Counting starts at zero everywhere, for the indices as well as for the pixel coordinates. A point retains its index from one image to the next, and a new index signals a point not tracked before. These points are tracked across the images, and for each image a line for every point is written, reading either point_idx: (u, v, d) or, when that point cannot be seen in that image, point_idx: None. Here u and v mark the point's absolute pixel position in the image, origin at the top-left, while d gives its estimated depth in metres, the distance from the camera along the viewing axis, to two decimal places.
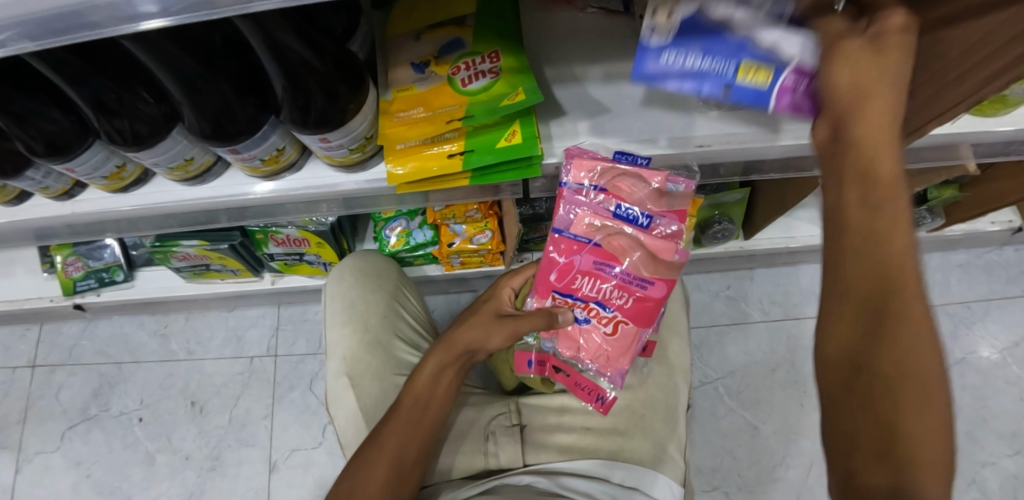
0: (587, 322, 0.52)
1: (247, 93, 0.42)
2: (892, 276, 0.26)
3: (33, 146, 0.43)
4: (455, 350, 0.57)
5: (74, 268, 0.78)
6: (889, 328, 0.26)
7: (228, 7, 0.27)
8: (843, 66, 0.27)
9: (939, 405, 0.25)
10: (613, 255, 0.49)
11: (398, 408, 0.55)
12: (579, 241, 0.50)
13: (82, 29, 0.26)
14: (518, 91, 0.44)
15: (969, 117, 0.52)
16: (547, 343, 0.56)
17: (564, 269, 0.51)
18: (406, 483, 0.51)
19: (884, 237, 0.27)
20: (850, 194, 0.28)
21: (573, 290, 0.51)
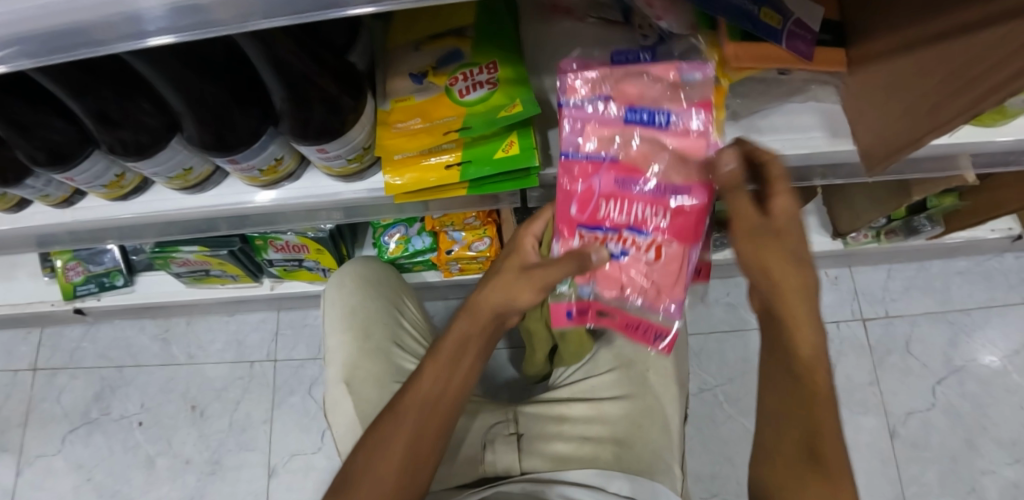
0: (626, 254, 0.45)
1: (249, 104, 0.42)
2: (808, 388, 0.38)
3: (35, 156, 0.43)
4: (480, 316, 0.49)
5: (75, 272, 0.77)
6: (816, 419, 0.37)
7: (226, 26, 0.27)
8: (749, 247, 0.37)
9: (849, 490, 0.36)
10: (635, 167, 0.43)
11: (414, 388, 0.48)
12: (593, 162, 0.44)
13: (84, 45, 0.26)
14: (516, 103, 0.44)
15: (970, 127, 0.52)
16: (584, 288, 0.47)
17: (582, 198, 0.44)
18: (421, 471, 0.46)
19: (813, 382, 0.37)
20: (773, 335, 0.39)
21: (599, 218, 0.45)
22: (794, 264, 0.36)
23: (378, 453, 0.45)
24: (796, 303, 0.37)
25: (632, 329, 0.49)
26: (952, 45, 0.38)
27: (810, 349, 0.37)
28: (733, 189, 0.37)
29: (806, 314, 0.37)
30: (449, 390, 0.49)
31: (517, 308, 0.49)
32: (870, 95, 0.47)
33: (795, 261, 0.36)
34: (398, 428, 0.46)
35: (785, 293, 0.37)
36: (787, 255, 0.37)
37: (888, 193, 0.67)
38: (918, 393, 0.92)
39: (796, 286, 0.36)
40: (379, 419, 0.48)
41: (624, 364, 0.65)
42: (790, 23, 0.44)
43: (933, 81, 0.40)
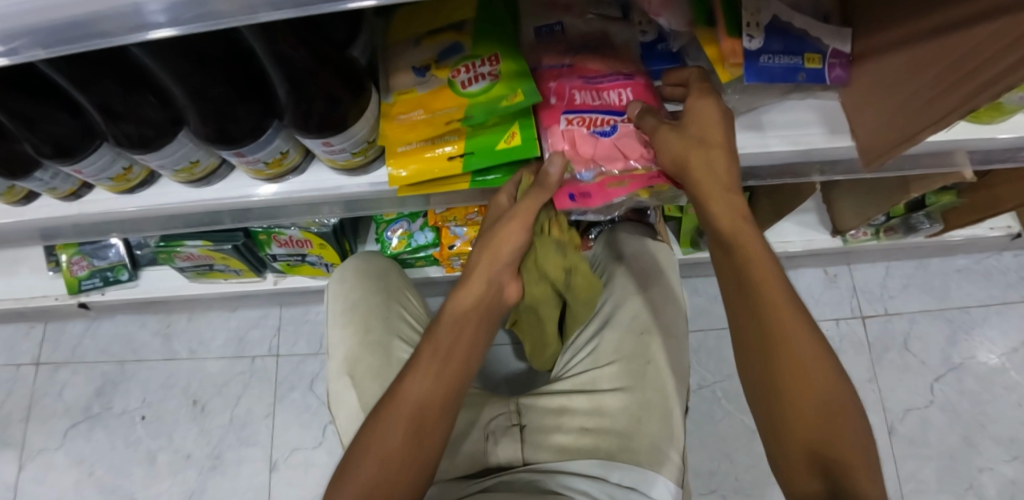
0: (617, 129, 0.48)
1: (250, 99, 0.43)
2: (798, 371, 0.39)
3: (41, 148, 0.44)
4: (475, 281, 0.51)
5: (80, 267, 0.78)
6: (794, 365, 0.39)
7: (234, 18, 0.28)
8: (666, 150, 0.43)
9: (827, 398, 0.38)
10: (589, 67, 0.50)
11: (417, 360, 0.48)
12: (556, 70, 0.50)
13: (92, 38, 0.27)
14: (518, 92, 0.45)
15: (966, 124, 0.52)
16: (584, 173, 0.49)
17: (557, 94, 0.49)
18: (429, 440, 0.45)
19: (771, 303, 0.39)
20: (755, 318, 0.40)
21: (578, 105, 0.49)
22: (706, 149, 0.41)
23: (385, 416, 0.45)
24: (767, 277, 0.40)
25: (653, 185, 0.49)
26: (948, 40, 0.39)
27: (799, 333, 0.39)
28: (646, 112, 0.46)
29: (782, 291, 0.40)
30: (456, 357, 0.49)
31: (507, 261, 0.52)
32: (866, 91, 0.48)
33: (724, 192, 0.41)
34: (394, 408, 0.45)
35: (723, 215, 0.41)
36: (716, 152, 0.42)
37: (886, 190, 0.67)
38: (916, 391, 0.93)
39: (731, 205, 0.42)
40: (379, 403, 0.47)
41: (624, 357, 0.65)
42: (830, 57, 0.48)
43: (930, 76, 0.41)
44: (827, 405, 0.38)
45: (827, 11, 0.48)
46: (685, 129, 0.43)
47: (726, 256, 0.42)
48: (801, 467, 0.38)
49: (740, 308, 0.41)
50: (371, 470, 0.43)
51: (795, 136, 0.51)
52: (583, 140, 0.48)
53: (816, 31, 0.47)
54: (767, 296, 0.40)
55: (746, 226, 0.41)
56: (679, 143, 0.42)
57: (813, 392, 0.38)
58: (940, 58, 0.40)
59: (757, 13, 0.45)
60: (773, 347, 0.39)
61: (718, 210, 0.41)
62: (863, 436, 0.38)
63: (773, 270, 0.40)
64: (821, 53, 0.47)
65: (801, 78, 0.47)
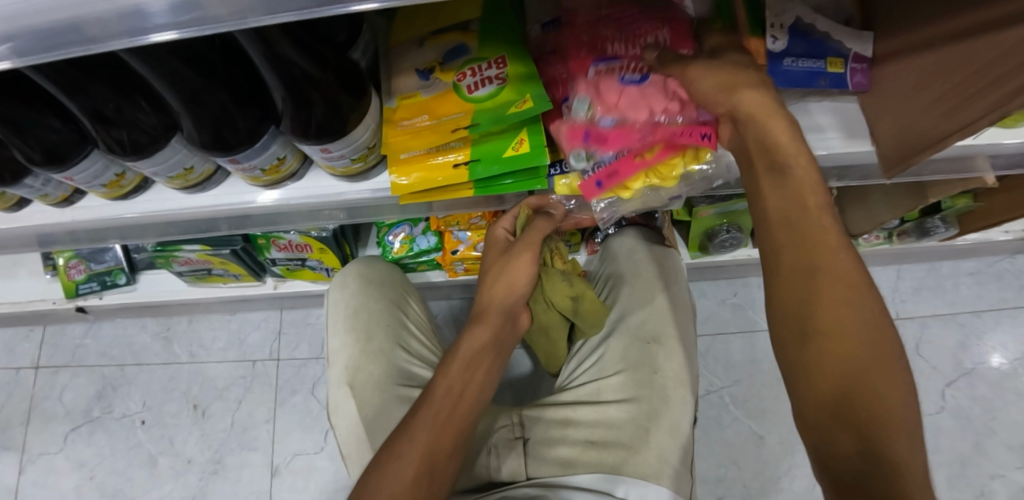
0: (646, 76, 0.46)
1: (247, 103, 0.41)
2: (844, 313, 0.33)
3: (32, 156, 0.42)
4: (489, 313, 0.54)
5: (77, 270, 0.77)
6: (835, 310, 0.33)
7: (228, 22, 0.26)
8: (713, 88, 0.39)
9: (883, 346, 0.33)
10: (618, 22, 0.48)
11: (436, 381, 0.50)
12: (581, 28, 0.48)
13: (78, 44, 0.25)
14: (526, 98, 0.43)
15: (992, 129, 0.50)
16: (605, 118, 0.45)
17: (588, 44, 0.47)
18: (444, 459, 0.45)
19: (818, 243, 0.34)
20: (798, 253, 0.35)
21: (609, 54, 0.47)
22: (756, 86, 0.38)
23: (407, 436, 0.45)
24: (814, 218, 0.34)
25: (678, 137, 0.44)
26: (975, 45, 0.37)
27: (847, 275, 0.34)
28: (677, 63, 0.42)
29: (832, 233, 0.34)
30: (476, 382, 0.51)
31: (518, 292, 0.55)
32: (889, 96, 0.46)
33: (782, 120, 0.36)
34: (419, 423, 0.46)
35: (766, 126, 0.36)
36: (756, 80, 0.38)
37: (902, 195, 0.65)
38: (927, 396, 0.91)
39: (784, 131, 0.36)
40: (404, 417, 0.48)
41: (630, 366, 0.63)
42: (851, 61, 0.46)
43: (958, 78, 0.39)
44: (862, 349, 0.33)
45: (848, 14, 0.47)
46: (717, 64, 0.40)
47: (772, 180, 0.36)
48: (825, 418, 0.33)
49: (781, 239, 0.35)
50: (399, 483, 0.42)
51: (814, 141, 0.49)
52: (609, 85, 0.46)
53: (838, 34, 0.45)
54: (813, 230, 0.34)
55: (801, 154, 0.36)
56: (719, 83, 0.39)
57: (847, 338, 0.33)
58: (968, 62, 0.38)
59: (780, 15, 0.44)
60: (814, 283, 0.34)
61: (773, 132, 0.36)
62: (899, 388, 0.32)
63: (824, 206, 0.35)
64: (844, 57, 0.46)
65: (824, 83, 0.45)
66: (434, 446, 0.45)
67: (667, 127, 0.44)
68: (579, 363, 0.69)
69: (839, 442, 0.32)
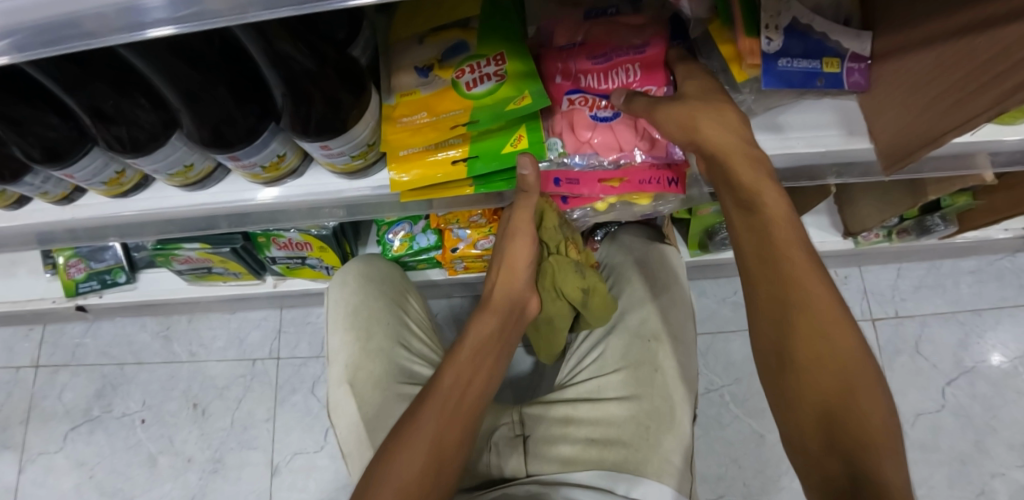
0: (617, 114, 0.49)
1: (247, 100, 0.41)
2: (824, 341, 0.36)
3: (31, 152, 0.42)
4: (498, 304, 0.55)
5: (77, 269, 0.77)
6: (815, 334, 0.36)
7: (226, 17, 0.26)
8: (670, 123, 0.41)
9: (859, 367, 0.35)
10: (600, 44, 0.49)
11: (440, 376, 0.49)
12: (566, 48, 0.49)
13: (75, 39, 0.25)
14: (524, 95, 0.44)
15: (990, 125, 0.50)
16: (577, 157, 0.50)
17: (563, 75, 0.49)
18: (450, 452, 0.45)
19: (791, 271, 0.37)
20: (774, 287, 0.37)
21: (583, 88, 0.49)
22: (718, 113, 0.40)
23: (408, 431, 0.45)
24: (789, 254, 0.37)
25: (645, 183, 0.50)
26: (976, 40, 0.37)
27: (823, 303, 0.36)
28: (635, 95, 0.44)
29: (807, 262, 0.37)
30: (481, 374, 0.51)
31: (523, 283, 0.56)
32: (888, 94, 0.46)
33: (744, 158, 0.38)
34: (422, 418, 0.46)
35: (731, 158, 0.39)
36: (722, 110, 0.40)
37: (901, 193, 0.65)
38: (928, 395, 0.91)
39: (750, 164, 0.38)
40: (407, 413, 0.47)
41: (630, 364, 0.63)
42: (848, 61, 0.46)
43: (958, 76, 0.39)
44: (841, 375, 0.35)
45: (847, 15, 0.47)
46: (678, 102, 0.41)
47: (742, 213, 0.39)
48: (816, 443, 0.35)
49: (758, 274, 0.38)
50: (393, 489, 0.41)
51: (814, 138, 0.49)
52: (583, 122, 0.48)
53: (837, 33, 0.45)
54: (787, 259, 0.37)
55: (768, 191, 0.38)
56: (682, 120, 0.40)
57: (828, 363, 0.35)
58: (968, 61, 0.38)
59: (776, 17, 0.44)
60: (792, 314, 0.37)
61: (739, 171, 0.38)
62: (880, 403, 0.34)
63: (796, 241, 0.37)
64: (841, 57, 0.46)
65: (819, 84, 0.46)
66: (439, 438, 0.45)
67: (636, 170, 0.50)
68: (578, 361, 0.69)
69: (829, 460, 0.34)
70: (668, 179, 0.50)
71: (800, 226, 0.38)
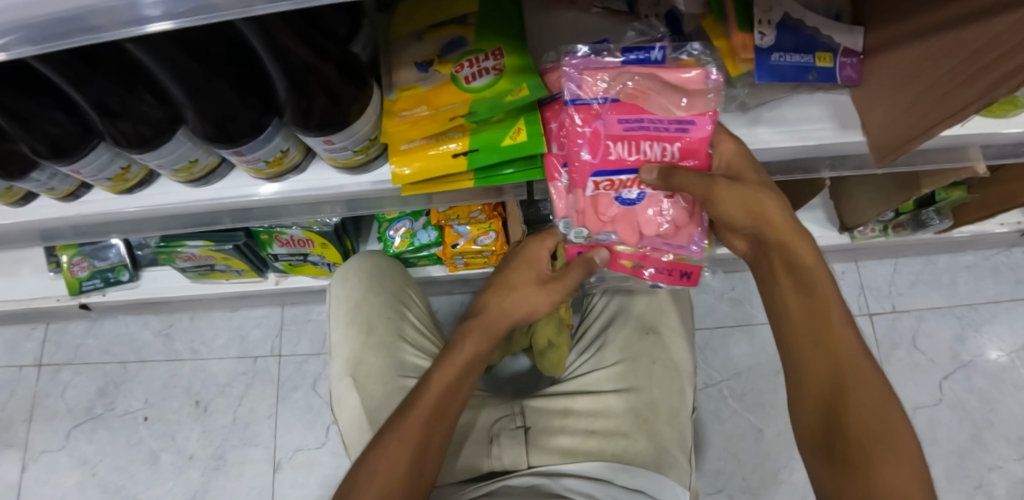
0: (643, 195, 0.49)
1: (250, 94, 0.42)
2: (851, 376, 0.42)
3: (38, 148, 0.43)
4: (493, 326, 0.53)
5: (80, 267, 0.78)
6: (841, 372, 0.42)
7: (230, 10, 0.26)
8: (734, 203, 0.44)
9: (882, 397, 0.41)
10: (635, 108, 0.45)
11: (425, 386, 0.50)
12: (596, 106, 0.46)
13: (83, 33, 0.26)
14: (522, 87, 0.44)
15: (980, 118, 0.51)
16: (601, 234, 0.52)
17: (592, 146, 0.46)
18: (435, 446, 0.48)
19: (829, 320, 0.44)
20: (813, 331, 0.44)
21: (614, 162, 0.47)
22: (775, 194, 0.45)
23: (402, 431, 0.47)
24: (832, 310, 0.44)
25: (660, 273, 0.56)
26: (964, 33, 0.38)
27: (845, 346, 0.43)
28: (676, 176, 0.45)
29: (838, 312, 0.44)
30: (464, 383, 0.51)
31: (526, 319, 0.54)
32: (880, 88, 0.47)
33: (803, 238, 0.45)
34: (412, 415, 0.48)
35: (784, 232, 0.45)
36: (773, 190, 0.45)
37: (896, 187, 0.66)
38: (925, 388, 0.92)
39: (790, 231, 0.45)
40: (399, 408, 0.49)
41: (629, 357, 0.64)
42: (841, 55, 0.48)
43: (945, 69, 0.40)
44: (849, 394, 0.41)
45: (839, 9, 0.49)
46: (739, 183, 0.44)
47: (787, 270, 0.46)
48: (819, 453, 0.43)
49: (798, 320, 0.45)
50: (375, 486, 0.44)
51: (808, 131, 0.50)
52: (609, 203, 0.50)
53: (828, 28, 0.47)
54: (818, 307, 0.44)
55: (819, 269, 0.45)
56: (746, 201, 0.44)
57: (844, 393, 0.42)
58: (954, 53, 0.39)
59: (768, 12, 0.45)
60: (829, 347, 0.43)
61: (799, 252, 0.45)
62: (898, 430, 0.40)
63: (835, 299, 0.44)
64: (833, 52, 0.48)
65: (813, 77, 0.47)
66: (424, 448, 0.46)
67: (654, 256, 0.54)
68: (580, 357, 0.70)
69: (829, 469, 0.41)
70: (681, 271, 0.56)
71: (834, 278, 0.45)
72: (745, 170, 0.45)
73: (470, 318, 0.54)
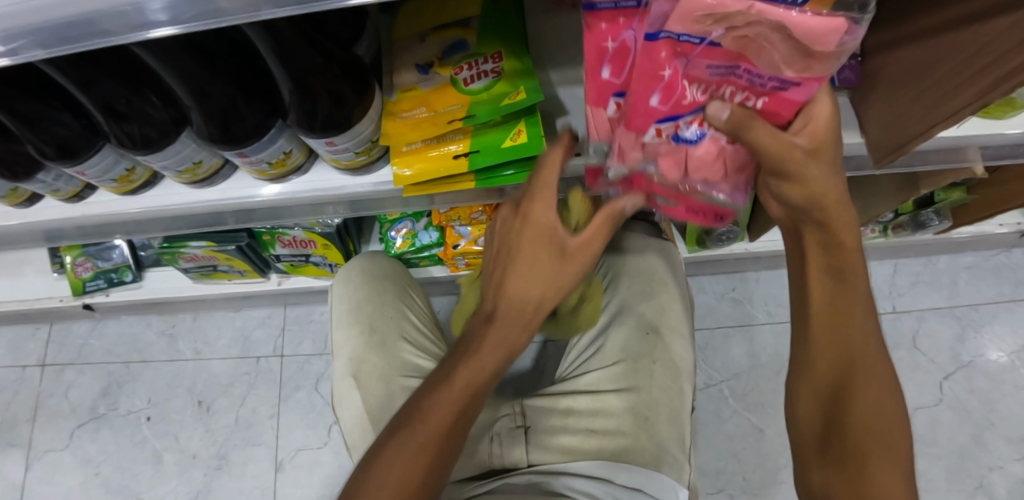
0: (704, 136, 0.34)
1: (254, 97, 0.42)
2: (860, 370, 0.44)
3: (44, 150, 0.43)
4: (520, 318, 0.45)
5: (84, 268, 0.78)
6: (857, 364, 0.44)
7: (236, 16, 0.27)
8: (795, 186, 0.39)
9: (885, 391, 0.43)
10: (739, 56, 0.27)
11: (445, 389, 0.44)
12: (686, 43, 0.27)
13: (93, 37, 0.27)
14: (519, 90, 0.45)
15: (976, 119, 0.52)
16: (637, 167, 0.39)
17: (666, 91, 0.30)
18: (438, 475, 0.44)
19: (849, 309, 0.44)
20: (830, 319, 0.45)
21: (687, 106, 0.32)
22: (829, 166, 0.38)
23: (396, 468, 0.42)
24: (854, 301, 0.44)
25: (689, 213, 0.43)
26: (962, 34, 0.38)
27: (859, 337, 0.44)
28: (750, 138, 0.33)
29: (860, 303, 0.44)
30: (491, 379, 0.46)
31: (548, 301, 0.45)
32: (878, 89, 0.47)
33: (851, 226, 0.42)
34: (405, 451, 0.42)
35: (838, 217, 0.41)
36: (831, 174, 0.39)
37: (895, 187, 0.66)
38: (925, 389, 0.92)
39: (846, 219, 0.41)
40: (411, 399, 0.46)
41: (629, 357, 0.64)
42: (840, 57, 0.49)
43: (944, 70, 0.40)
44: (852, 389, 0.44)
45: None
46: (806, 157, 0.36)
47: (823, 253, 0.44)
48: (816, 444, 0.45)
49: (818, 303, 0.45)
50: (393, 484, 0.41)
51: None
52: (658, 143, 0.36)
53: None
54: (847, 297, 0.44)
55: (855, 255, 0.43)
56: (804, 182, 0.38)
57: (856, 384, 0.43)
58: (954, 53, 0.39)
59: None
60: (832, 339, 0.45)
61: (842, 238, 0.42)
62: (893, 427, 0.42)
63: (855, 291, 0.44)
64: None
65: None
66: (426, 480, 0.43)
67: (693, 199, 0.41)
68: (580, 354, 0.70)
69: (824, 461, 0.43)
70: (718, 216, 0.43)
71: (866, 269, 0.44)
72: (826, 145, 0.36)
73: (489, 315, 0.45)
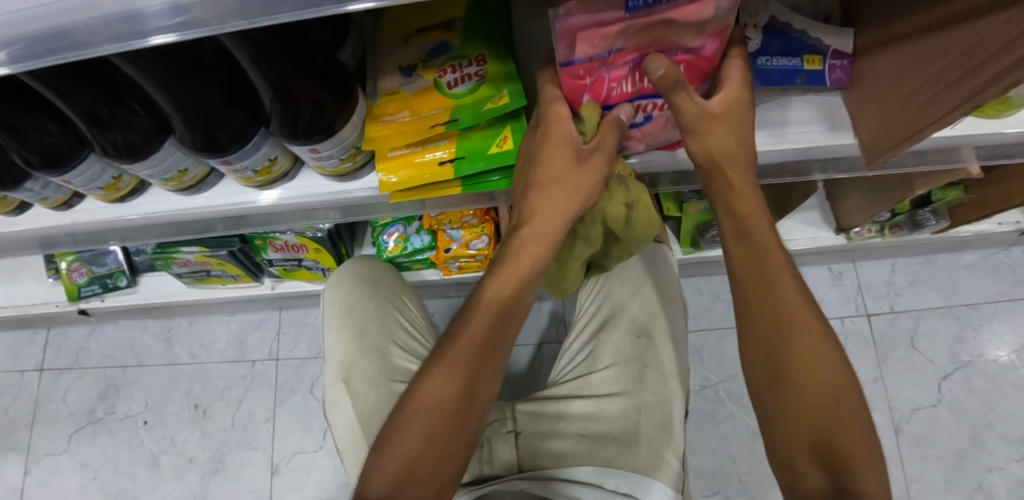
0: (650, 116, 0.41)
1: (239, 105, 0.42)
2: (818, 363, 0.42)
3: (30, 158, 0.43)
4: (548, 229, 0.43)
5: (78, 274, 0.78)
6: (800, 361, 0.42)
7: (205, 27, 0.26)
8: (700, 144, 0.40)
9: (846, 385, 0.42)
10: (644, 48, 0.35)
11: (464, 325, 0.45)
12: (597, 61, 0.35)
13: (62, 51, 0.26)
14: (502, 94, 0.44)
15: (971, 119, 0.51)
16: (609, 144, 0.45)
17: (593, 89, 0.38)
18: (460, 438, 0.45)
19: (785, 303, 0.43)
20: (769, 315, 0.43)
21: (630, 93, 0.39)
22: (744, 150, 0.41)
23: (401, 437, 0.44)
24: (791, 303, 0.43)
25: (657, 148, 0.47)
26: (953, 34, 0.38)
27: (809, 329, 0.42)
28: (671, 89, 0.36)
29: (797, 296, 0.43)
30: (512, 309, 0.45)
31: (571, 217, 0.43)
32: (869, 88, 0.47)
33: (760, 214, 0.43)
34: (410, 421, 0.44)
35: (746, 211, 0.43)
36: (745, 159, 0.41)
37: (891, 188, 0.65)
38: (923, 390, 0.91)
39: (749, 208, 0.42)
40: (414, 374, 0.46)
41: (623, 360, 0.64)
42: (830, 57, 0.48)
43: (935, 70, 0.40)
44: (839, 399, 0.42)
45: (828, 11, 0.49)
46: (718, 120, 0.39)
47: (741, 245, 0.43)
48: (801, 455, 0.41)
49: (754, 301, 0.44)
50: (411, 438, 0.43)
51: (799, 133, 0.49)
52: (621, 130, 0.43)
53: (816, 31, 0.47)
54: (781, 292, 0.43)
55: (777, 252, 0.43)
56: (722, 151, 0.40)
57: (830, 388, 0.42)
58: (945, 53, 0.39)
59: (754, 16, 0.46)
60: (779, 348, 0.43)
61: (756, 225, 0.43)
62: (862, 427, 0.41)
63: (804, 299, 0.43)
64: (822, 54, 0.48)
65: (801, 80, 0.48)
66: (434, 437, 0.44)
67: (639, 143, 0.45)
68: (572, 358, 0.70)
69: (805, 467, 0.41)
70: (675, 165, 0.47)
71: (788, 259, 0.44)
72: (738, 111, 0.39)
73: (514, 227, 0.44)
